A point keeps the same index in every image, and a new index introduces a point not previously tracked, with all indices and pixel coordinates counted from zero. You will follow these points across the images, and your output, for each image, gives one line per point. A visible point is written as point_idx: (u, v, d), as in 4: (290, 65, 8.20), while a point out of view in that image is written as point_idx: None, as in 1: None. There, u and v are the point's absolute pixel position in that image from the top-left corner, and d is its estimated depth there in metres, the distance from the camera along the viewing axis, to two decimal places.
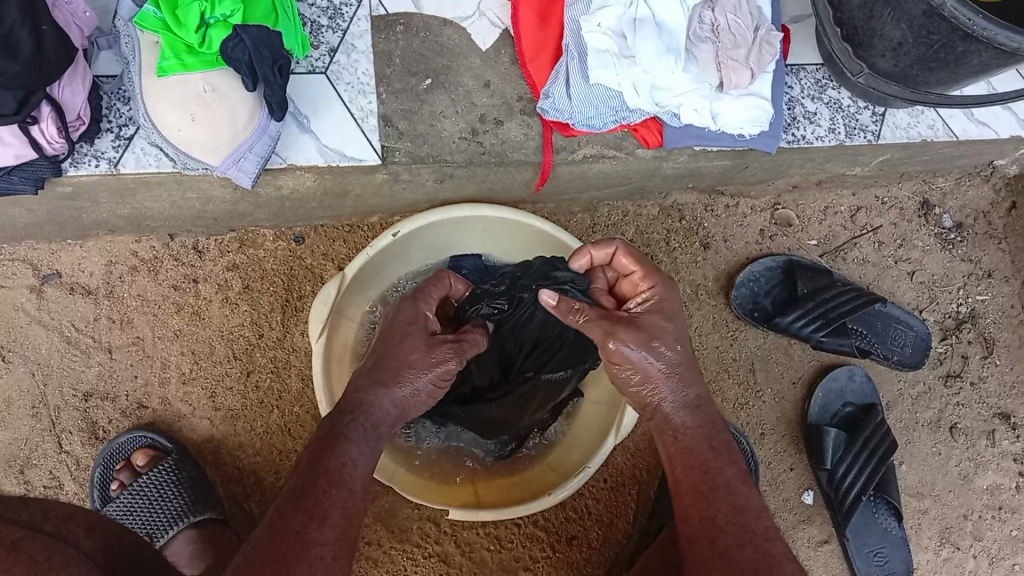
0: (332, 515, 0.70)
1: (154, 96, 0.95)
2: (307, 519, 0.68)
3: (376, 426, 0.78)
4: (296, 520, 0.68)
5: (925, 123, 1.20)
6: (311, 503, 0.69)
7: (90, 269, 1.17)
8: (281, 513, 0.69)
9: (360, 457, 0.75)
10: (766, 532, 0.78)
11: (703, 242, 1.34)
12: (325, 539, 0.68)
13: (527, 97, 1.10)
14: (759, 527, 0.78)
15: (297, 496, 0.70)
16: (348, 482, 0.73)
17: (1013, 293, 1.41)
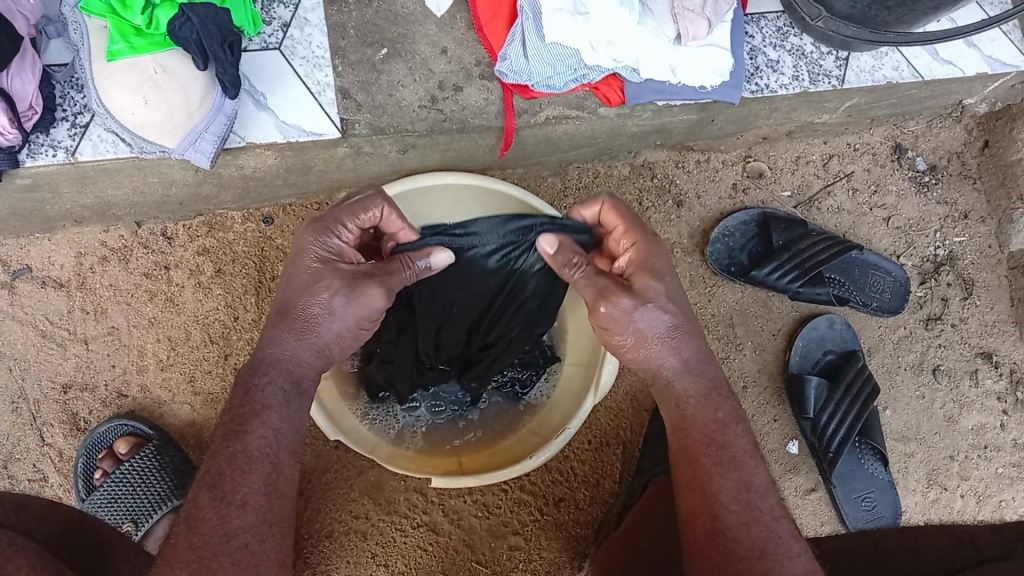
0: (253, 500, 0.72)
1: (105, 82, 0.94)
2: (223, 506, 0.71)
3: None
4: (207, 505, 0.71)
5: (890, 65, 1.19)
6: (221, 486, 0.71)
7: (60, 261, 1.17)
8: (197, 503, 0.72)
9: (283, 428, 0.75)
10: (739, 478, 0.78)
11: (676, 200, 1.33)
12: (247, 523, 0.71)
13: (485, 62, 1.09)
14: (733, 498, 0.77)
15: (209, 479, 0.72)
16: (272, 457, 0.74)
17: (991, 232, 1.41)
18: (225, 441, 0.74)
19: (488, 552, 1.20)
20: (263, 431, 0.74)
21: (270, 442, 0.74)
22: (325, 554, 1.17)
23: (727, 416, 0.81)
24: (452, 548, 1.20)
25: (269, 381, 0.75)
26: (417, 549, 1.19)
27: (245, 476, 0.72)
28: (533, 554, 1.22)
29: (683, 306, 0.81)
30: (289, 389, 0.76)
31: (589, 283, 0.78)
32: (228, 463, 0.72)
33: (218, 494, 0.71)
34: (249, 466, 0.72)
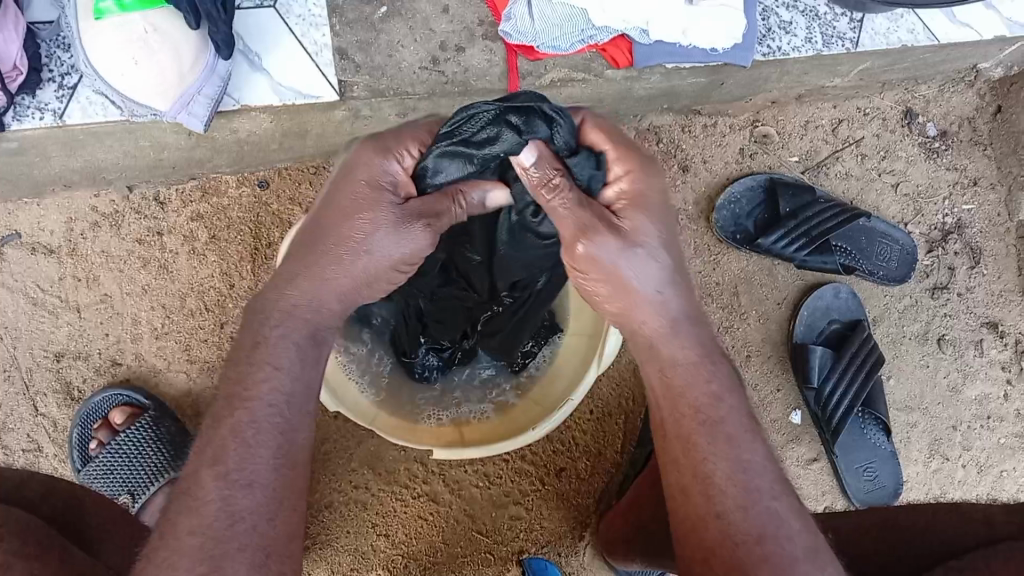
0: (260, 478, 0.65)
1: (93, 42, 0.89)
2: (228, 486, 0.64)
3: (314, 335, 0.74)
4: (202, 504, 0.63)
5: (905, 28, 1.15)
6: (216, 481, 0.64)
7: (50, 227, 1.14)
8: (199, 479, 0.65)
9: (286, 382, 0.70)
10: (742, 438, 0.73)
11: (681, 164, 1.31)
12: (253, 504, 0.64)
13: (488, 21, 1.05)
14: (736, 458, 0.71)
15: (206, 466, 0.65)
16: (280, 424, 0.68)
17: (1000, 200, 1.39)
18: (227, 406, 0.68)
19: (489, 522, 1.20)
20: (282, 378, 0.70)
21: (288, 400, 0.70)
22: (324, 523, 1.16)
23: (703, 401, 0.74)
24: (453, 518, 1.19)
25: (282, 335, 0.72)
26: (418, 519, 1.18)
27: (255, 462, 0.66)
28: (534, 524, 1.21)
29: (672, 245, 0.76)
30: (304, 342, 0.73)
31: (571, 216, 0.70)
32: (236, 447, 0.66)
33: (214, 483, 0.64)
34: (254, 454, 0.66)
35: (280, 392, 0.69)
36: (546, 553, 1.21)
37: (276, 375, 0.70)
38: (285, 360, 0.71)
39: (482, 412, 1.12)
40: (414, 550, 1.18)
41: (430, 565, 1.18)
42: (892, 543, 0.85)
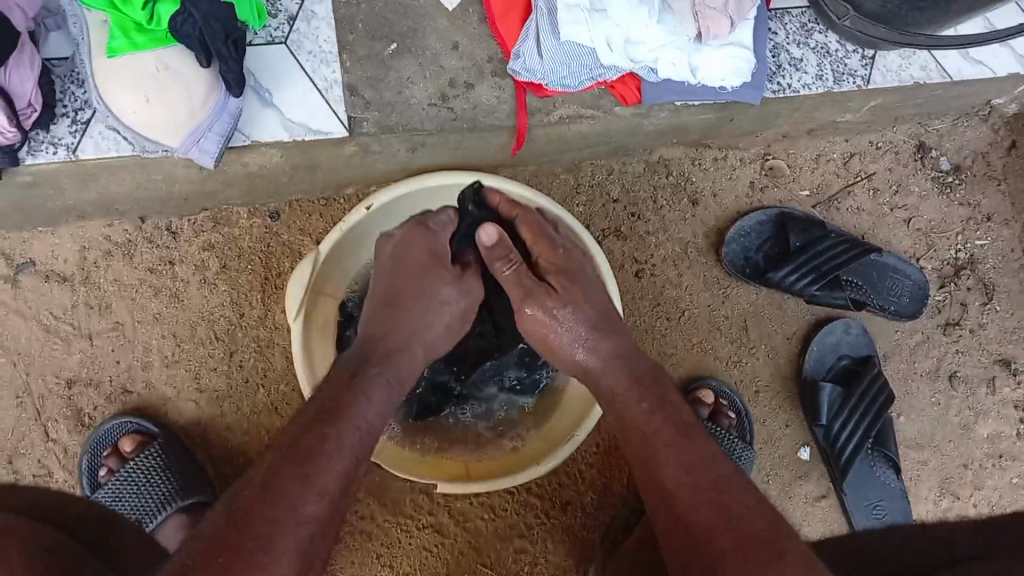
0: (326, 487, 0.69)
1: (107, 80, 0.90)
2: (303, 488, 0.68)
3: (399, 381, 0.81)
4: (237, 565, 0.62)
5: (917, 65, 1.15)
6: (252, 514, 0.66)
7: (64, 255, 1.15)
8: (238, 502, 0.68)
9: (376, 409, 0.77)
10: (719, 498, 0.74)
11: (691, 198, 1.30)
12: (318, 512, 0.68)
13: (498, 58, 1.06)
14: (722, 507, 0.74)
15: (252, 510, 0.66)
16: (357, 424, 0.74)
17: (1014, 237, 1.37)
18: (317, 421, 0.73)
19: (493, 554, 1.20)
20: (357, 425, 0.74)
21: (365, 434, 0.74)
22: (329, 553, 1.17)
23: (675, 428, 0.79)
24: (458, 550, 1.19)
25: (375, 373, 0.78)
26: (422, 551, 1.19)
27: (318, 490, 0.69)
28: (539, 557, 1.21)
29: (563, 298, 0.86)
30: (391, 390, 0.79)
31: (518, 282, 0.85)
32: (292, 474, 0.68)
33: (272, 497, 0.67)
34: (321, 485, 0.69)
35: (342, 442, 0.72)
36: None
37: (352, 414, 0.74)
38: (375, 394, 0.77)
39: (497, 448, 1.12)
40: None
41: None
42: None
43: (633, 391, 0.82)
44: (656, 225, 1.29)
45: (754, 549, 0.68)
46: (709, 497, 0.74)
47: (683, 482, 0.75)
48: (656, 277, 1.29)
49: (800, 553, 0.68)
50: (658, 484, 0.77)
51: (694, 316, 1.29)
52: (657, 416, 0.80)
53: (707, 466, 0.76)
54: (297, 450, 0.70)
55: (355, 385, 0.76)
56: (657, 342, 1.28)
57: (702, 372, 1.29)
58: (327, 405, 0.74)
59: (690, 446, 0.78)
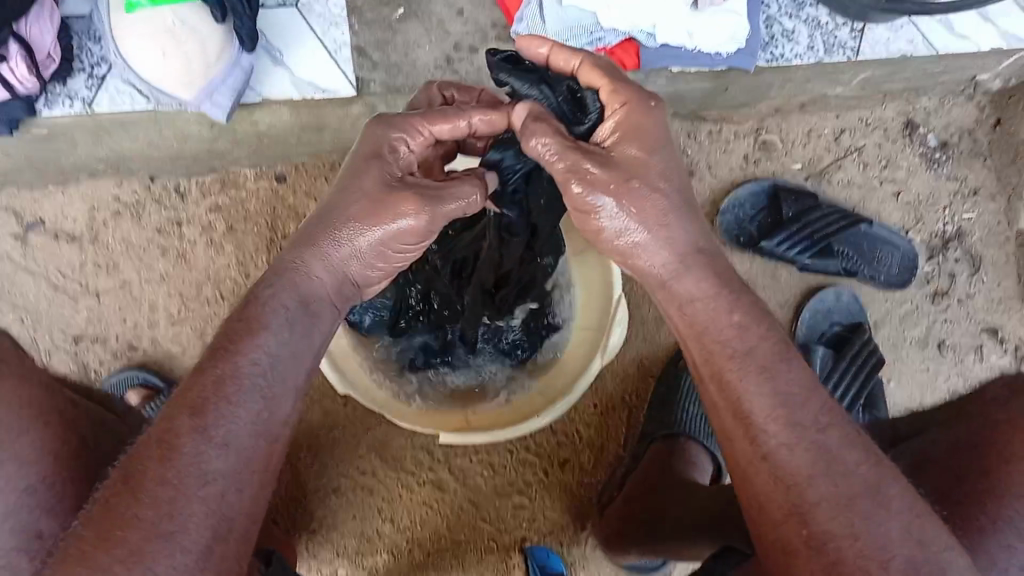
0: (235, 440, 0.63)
1: (123, 34, 0.93)
2: (203, 438, 0.61)
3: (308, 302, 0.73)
4: (125, 517, 0.57)
5: (905, 38, 1.19)
6: (146, 475, 0.59)
7: (73, 215, 1.18)
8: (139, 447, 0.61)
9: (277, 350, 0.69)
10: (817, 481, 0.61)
11: (687, 169, 1.33)
12: (227, 467, 0.62)
13: (501, 24, 1.09)
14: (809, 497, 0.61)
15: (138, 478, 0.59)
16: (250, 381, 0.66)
17: (1000, 210, 1.41)
18: (213, 359, 0.66)
19: (492, 510, 1.22)
20: (256, 358, 0.67)
21: (261, 371, 0.67)
22: (331, 507, 1.20)
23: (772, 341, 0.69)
24: (457, 505, 1.22)
25: (277, 299, 0.71)
26: (422, 505, 1.21)
27: (221, 441, 0.62)
28: (537, 513, 1.23)
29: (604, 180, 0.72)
30: (297, 311, 0.72)
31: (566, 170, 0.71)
32: (186, 423, 0.61)
33: (176, 451, 0.60)
34: (224, 436, 0.63)
35: (239, 382, 0.65)
36: (548, 543, 1.23)
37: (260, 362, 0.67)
38: (272, 321, 0.70)
39: (494, 404, 1.14)
40: (418, 535, 1.21)
41: (433, 550, 1.21)
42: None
43: (715, 300, 0.71)
44: None
45: (856, 496, 0.60)
46: (809, 435, 0.63)
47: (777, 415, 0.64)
48: None
49: (903, 499, 0.60)
50: (742, 413, 0.66)
51: None
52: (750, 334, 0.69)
53: (805, 398, 0.65)
54: (195, 396, 0.63)
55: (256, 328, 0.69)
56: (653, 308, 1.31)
57: None
58: (221, 344, 0.68)
59: (782, 371, 0.67)
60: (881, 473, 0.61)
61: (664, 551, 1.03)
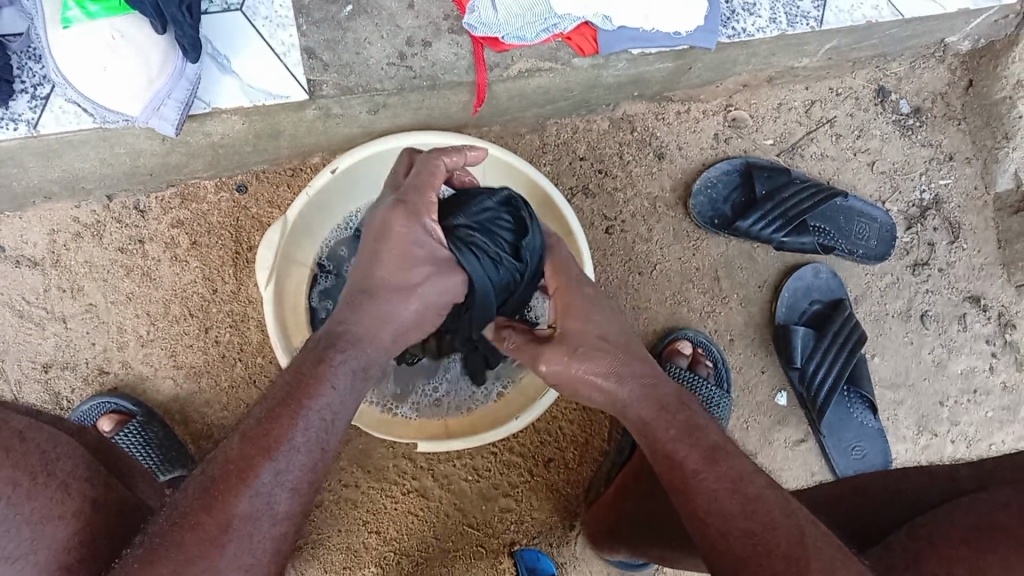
0: (299, 485, 0.70)
1: (64, 52, 0.90)
2: (262, 496, 0.68)
3: (368, 370, 0.77)
4: (196, 545, 0.64)
5: (869, 5, 1.16)
6: (223, 509, 0.66)
7: (33, 239, 1.15)
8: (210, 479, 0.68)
9: (342, 407, 0.75)
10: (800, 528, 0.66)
11: (656, 153, 1.30)
12: (291, 510, 0.69)
13: (454, 16, 1.06)
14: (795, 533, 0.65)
15: (221, 516, 0.66)
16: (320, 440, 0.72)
17: (976, 174, 1.39)
18: (277, 407, 0.72)
19: (479, 515, 1.21)
20: (322, 411, 0.73)
21: (328, 423, 0.73)
22: (315, 523, 1.17)
23: (681, 431, 0.76)
24: (444, 513, 1.20)
25: (344, 358, 0.76)
26: (408, 515, 1.19)
27: (290, 486, 0.69)
28: (525, 515, 1.22)
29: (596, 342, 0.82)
30: (360, 372, 0.77)
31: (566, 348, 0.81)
32: (265, 465, 0.68)
33: (246, 488, 0.67)
34: (292, 481, 0.70)
35: (307, 431, 0.71)
36: (537, 544, 1.22)
37: (325, 416, 0.73)
38: (339, 381, 0.74)
39: (487, 399, 1.14)
40: (405, 546, 1.19)
41: (422, 560, 1.19)
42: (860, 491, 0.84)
43: (655, 423, 0.77)
44: (623, 180, 1.30)
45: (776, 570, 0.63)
46: (736, 524, 0.68)
47: (713, 510, 0.70)
48: (627, 233, 1.29)
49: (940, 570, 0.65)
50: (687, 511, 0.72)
51: (667, 269, 1.30)
52: (684, 444, 0.75)
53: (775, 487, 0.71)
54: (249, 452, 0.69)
55: (311, 389, 0.73)
56: (631, 296, 1.29)
57: (677, 323, 1.31)
58: (286, 396, 0.73)
59: (712, 473, 0.72)
60: (801, 549, 0.64)
61: (654, 556, 1.02)
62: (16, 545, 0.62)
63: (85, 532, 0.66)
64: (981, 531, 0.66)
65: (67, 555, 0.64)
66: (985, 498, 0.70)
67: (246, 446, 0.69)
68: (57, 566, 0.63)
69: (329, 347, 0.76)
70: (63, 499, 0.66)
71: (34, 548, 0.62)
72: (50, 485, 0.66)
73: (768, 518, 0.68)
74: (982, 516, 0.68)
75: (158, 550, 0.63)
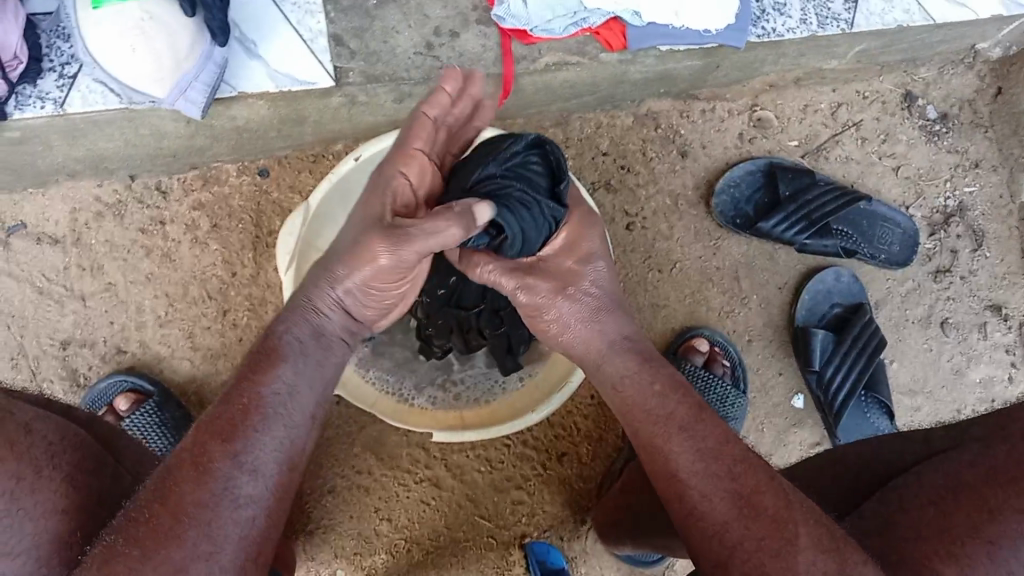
0: (260, 466, 0.70)
1: (93, 31, 0.90)
2: (216, 479, 0.67)
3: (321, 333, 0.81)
4: (152, 538, 0.63)
5: (901, 9, 1.15)
6: (179, 497, 0.66)
7: (55, 217, 1.16)
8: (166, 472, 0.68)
9: (297, 383, 0.76)
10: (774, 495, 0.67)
11: (680, 150, 1.30)
12: (255, 491, 0.69)
13: (482, 7, 1.05)
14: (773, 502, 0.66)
15: (176, 502, 0.65)
16: (278, 416, 0.73)
17: (1002, 183, 1.38)
18: (234, 390, 0.73)
19: (491, 506, 1.21)
20: (278, 386, 0.74)
21: (285, 398, 0.74)
22: (327, 508, 1.18)
23: (666, 386, 0.82)
24: (456, 503, 1.20)
25: (288, 331, 0.79)
26: (420, 504, 1.20)
27: (248, 466, 0.69)
28: (536, 508, 1.22)
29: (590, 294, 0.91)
30: (310, 341, 0.79)
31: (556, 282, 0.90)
32: (219, 449, 0.68)
33: (204, 474, 0.67)
34: (251, 463, 0.69)
35: (265, 411, 0.72)
36: (548, 537, 1.23)
37: (281, 396, 0.74)
38: (289, 354, 0.77)
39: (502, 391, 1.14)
40: (416, 534, 1.20)
41: (432, 549, 1.20)
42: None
43: (638, 378, 0.84)
44: (645, 177, 1.29)
45: (763, 538, 0.65)
46: (722, 486, 0.69)
47: (694, 471, 0.72)
48: (647, 230, 1.29)
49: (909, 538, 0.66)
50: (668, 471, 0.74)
51: (686, 268, 1.30)
52: (670, 401, 0.80)
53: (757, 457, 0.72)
54: (207, 434, 0.69)
55: (267, 370, 0.75)
56: (649, 293, 1.29)
57: (695, 323, 1.30)
58: (241, 377, 0.74)
59: (699, 431, 0.75)
60: (788, 514, 0.66)
61: (658, 544, 1.02)
62: (18, 540, 0.63)
63: (80, 523, 0.68)
64: (949, 491, 0.67)
65: (66, 547, 0.66)
66: (954, 457, 0.70)
67: (203, 431, 0.70)
68: (56, 558, 0.65)
69: (278, 322, 0.81)
70: (65, 493, 0.68)
71: (35, 542, 0.64)
72: (54, 480, 0.67)
73: (755, 481, 0.69)
74: (950, 480, 0.68)
75: (112, 548, 0.62)
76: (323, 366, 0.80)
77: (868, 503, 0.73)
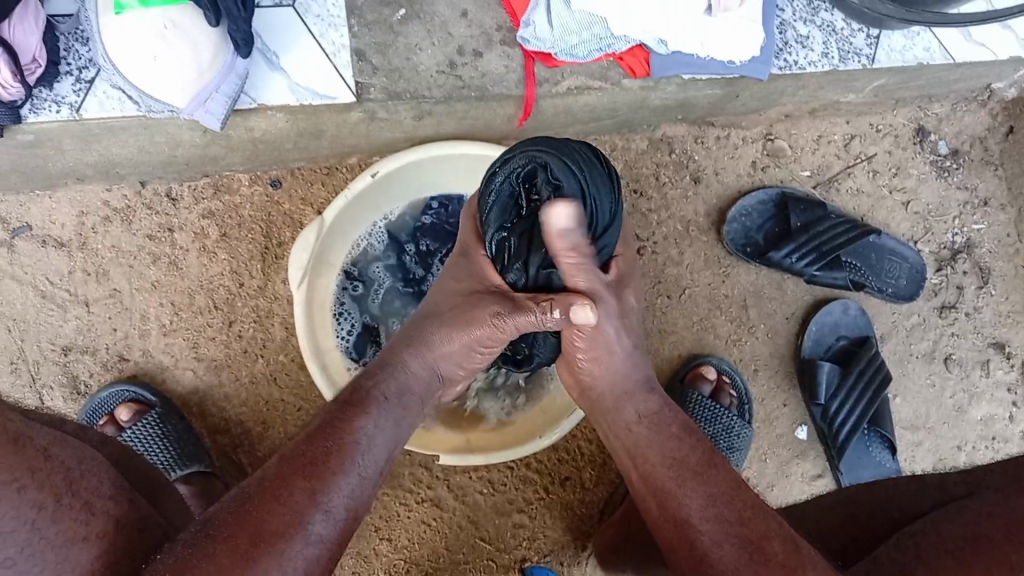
0: (334, 508, 0.69)
1: (112, 37, 0.89)
2: (292, 513, 0.66)
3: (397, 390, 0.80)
4: (229, 557, 0.62)
5: (921, 46, 1.16)
6: (257, 522, 0.65)
7: (61, 220, 1.13)
8: (243, 500, 0.67)
9: (374, 436, 0.76)
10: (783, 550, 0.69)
11: (693, 176, 1.29)
12: (325, 533, 0.67)
13: (507, 27, 1.05)
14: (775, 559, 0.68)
15: (255, 528, 0.64)
16: (356, 465, 0.72)
17: (1009, 221, 1.39)
18: (316, 432, 0.73)
19: (492, 529, 1.20)
20: (358, 435, 0.74)
21: (365, 449, 0.74)
22: None
23: (682, 429, 0.84)
24: (457, 524, 1.19)
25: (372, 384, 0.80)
26: (420, 524, 1.18)
27: (325, 508, 0.68)
28: (537, 533, 1.21)
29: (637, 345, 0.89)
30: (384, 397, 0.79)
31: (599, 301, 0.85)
32: (301, 485, 0.68)
33: (284, 505, 0.66)
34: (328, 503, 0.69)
35: (344, 456, 0.72)
36: (548, 563, 1.22)
37: (360, 444, 0.74)
38: (372, 407, 0.77)
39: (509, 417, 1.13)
40: (415, 554, 1.18)
41: (431, 570, 1.19)
42: (858, 503, 0.86)
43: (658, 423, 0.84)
44: (658, 202, 1.28)
45: None
46: (731, 531, 0.71)
47: (707, 517, 0.73)
48: (658, 255, 1.28)
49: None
50: (681, 518, 0.75)
51: (694, 295, 1.29)
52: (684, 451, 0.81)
53: (755, 514, 0.73)
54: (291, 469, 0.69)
55: (350, 418, 0.75)
56: (658, 319, 1.28)
57: (702, 350, 1.30)
58: (323, 424, 0.74)
59: (713, 476, 0.78)
60: (796, 558, 0.68)
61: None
62: (43, 568, 0.59)
63: (106, 552, 0.64)
64: (967, 543, 0.68)
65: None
66: (974, 506, 0.72)
67: (285, 466, 0.69)
68: None
69: (365, 375, 0.81)
70: (87, 521, 0.63)
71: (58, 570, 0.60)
72: (74, 507, 0.63)
73: (763, 528, 0.71)
74: (967, 526, 0.69)
75: (188, 560, 0.61)
76: (398, 420, 0.80)
77: (884, 547, 0.74)
